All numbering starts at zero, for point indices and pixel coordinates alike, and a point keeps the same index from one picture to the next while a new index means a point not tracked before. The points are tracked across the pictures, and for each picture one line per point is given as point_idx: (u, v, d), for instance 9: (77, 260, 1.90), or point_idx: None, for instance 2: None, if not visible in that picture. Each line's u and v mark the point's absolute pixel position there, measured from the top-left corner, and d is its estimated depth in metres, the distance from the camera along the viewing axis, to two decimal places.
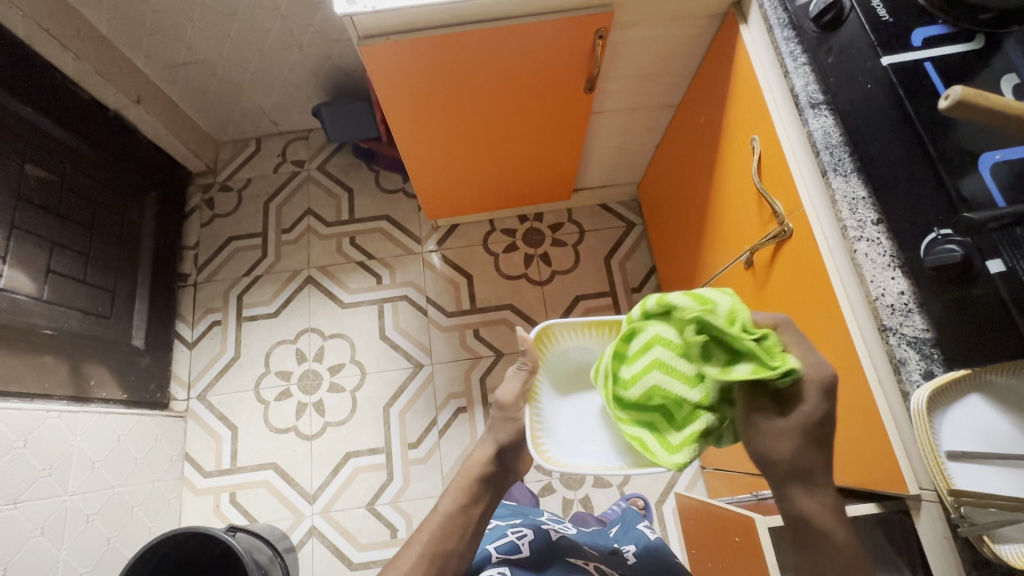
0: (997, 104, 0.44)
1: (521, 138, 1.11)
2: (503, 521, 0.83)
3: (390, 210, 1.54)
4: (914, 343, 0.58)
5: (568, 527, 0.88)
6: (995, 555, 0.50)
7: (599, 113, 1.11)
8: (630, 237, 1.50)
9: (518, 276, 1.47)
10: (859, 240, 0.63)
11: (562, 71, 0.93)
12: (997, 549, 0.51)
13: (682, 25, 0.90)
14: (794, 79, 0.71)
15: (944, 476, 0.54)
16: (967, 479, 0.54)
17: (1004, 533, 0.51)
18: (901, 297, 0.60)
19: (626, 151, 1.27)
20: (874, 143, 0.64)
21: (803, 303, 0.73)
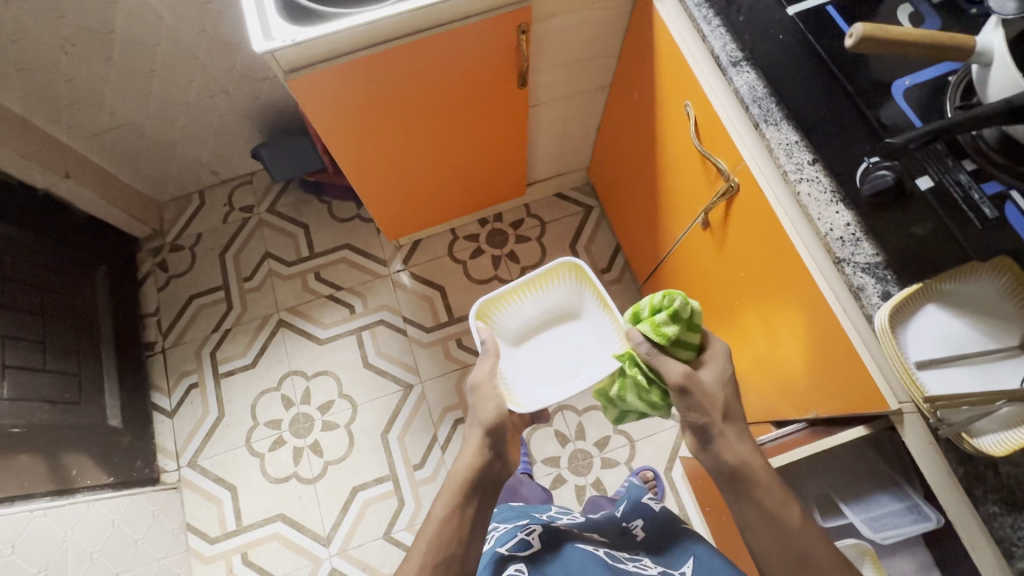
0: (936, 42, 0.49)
1: (465, 144, 1.12)
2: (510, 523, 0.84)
3: (350, 238, 1.52)
4: (869, 269, 0.62)
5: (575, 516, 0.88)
6: (975, 449, 0.53)
7: (537, 105, 1.12)
8: (590, 220, 1.52)
9: (489, 278, 1.48)
10: (800, 182, 0.66)
11: (495, 70, 0.94)
12: (976, 443, 0.54)
13: (599, 9, 0.92)
14: (712, 42, 0.75)
15: (918, 386, 0.56)
16: (937, 384, 0.57)
17: (980, 429, 0.54)
18: (848, 229, 0.64)
19: (570, 138, 1.30)
20: (794, 90, 0.68)
21: (763, 252, 0.76)
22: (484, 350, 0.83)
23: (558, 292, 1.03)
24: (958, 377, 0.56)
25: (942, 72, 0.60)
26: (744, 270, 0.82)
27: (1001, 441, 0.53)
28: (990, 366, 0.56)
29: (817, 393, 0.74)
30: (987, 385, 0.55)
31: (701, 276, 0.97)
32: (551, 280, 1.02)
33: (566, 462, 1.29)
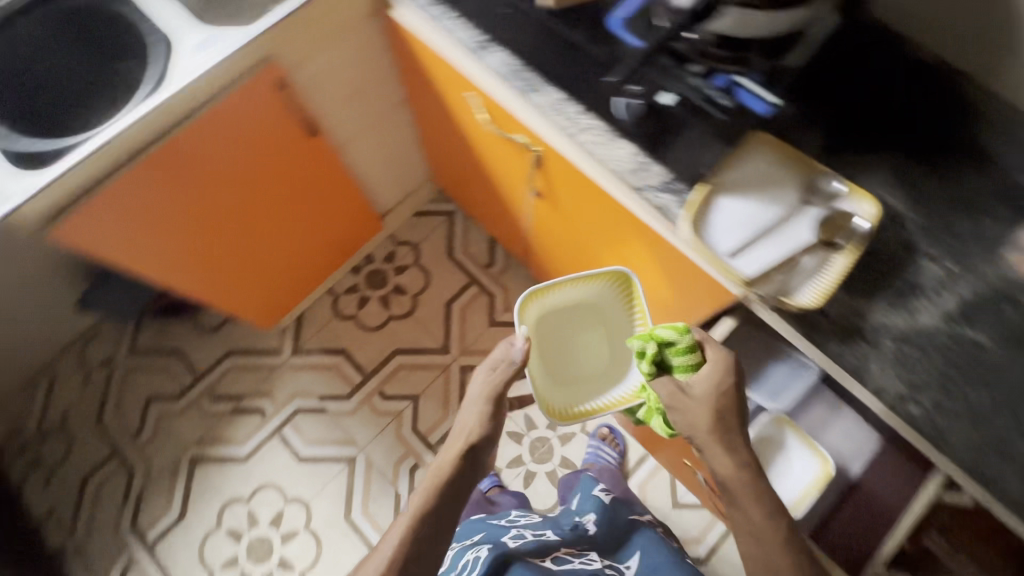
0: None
1: (291, 210, 1.08)
2: (462, 545, 0.85)
3: (230, 343, 1.43)
4: (667, 187, 0.64)
5: (532, 517, 0.95)
6: (799, 308, 0.58)
7: (346, 145, 1.11)
8: (457, 224, 1.53)
9: (385, 320, 1.45)
10: (580, 133, 0.67)
11: (276, 132, 0.92)
12: (798, 302, 0.59)
13: (350, 37, 0.92)
14: (457, 33, 0.73)
15: (738, 277, 0.60)
16: (752, 264, 0.60)
17: (794, 287, 0.60)
18: (636, 157, 0.65)
19: (397, 159, 1.29)
20: (536, 53, 0.70)
21: (586, 201, 0.80)
22: (500, 358, 0.81)
23: (596, 291, 0.89)
24: (762, 253, 0.60)
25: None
26: (583, 221, 0.86)
27: (812, 293, 0.59)
28: (779, 232, 0.61)
29: (685, 304, 0.79)
30: (789, 246, 0.60)
31: (557, 236, 1.02)
32: (595, 279, 0.86)
33: (529, 456, 1.30)
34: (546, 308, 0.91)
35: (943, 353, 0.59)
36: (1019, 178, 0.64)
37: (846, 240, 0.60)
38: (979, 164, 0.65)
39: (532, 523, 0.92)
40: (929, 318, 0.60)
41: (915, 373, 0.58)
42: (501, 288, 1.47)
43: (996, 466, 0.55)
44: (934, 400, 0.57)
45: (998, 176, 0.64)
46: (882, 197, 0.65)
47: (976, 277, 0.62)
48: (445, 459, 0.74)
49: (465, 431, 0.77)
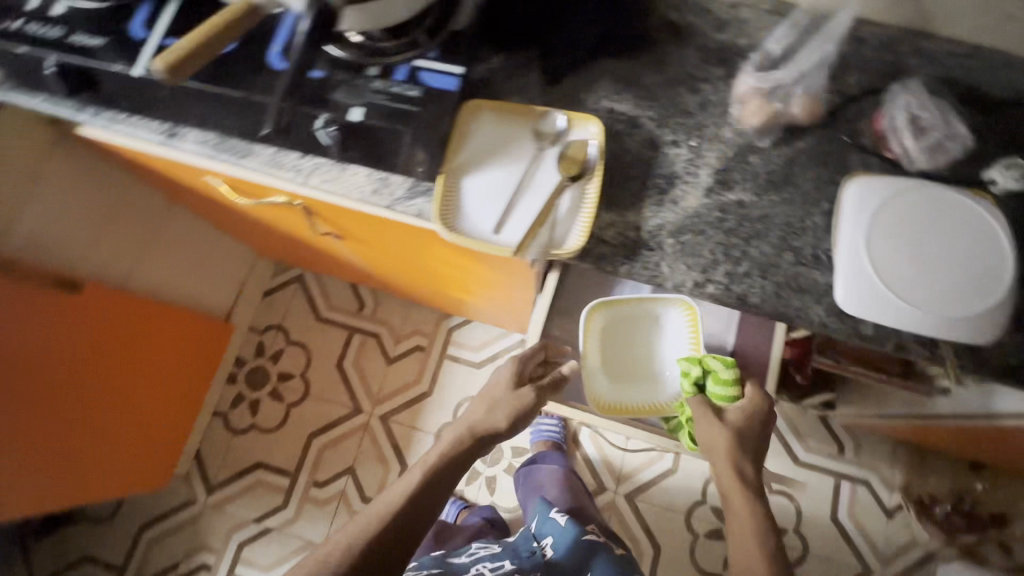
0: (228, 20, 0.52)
1: (104, 368, 0.99)
2: None
3: (138, 519, 1.30)
4: (415, 190, 0.61)
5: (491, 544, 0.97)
6: (572, 254, 0.58)
7: (130, 275, 1.02)
8: (310, 285, 1.46)
9: (285, 413, 1.37)
10: (311, 177, 0.62)
11: (22, 310, 0.82)
12: (569, 249, 0.58)
13: (52, 175, 0.81)
14: (138, 132, 0.63)
15: (508, 251, 0.58)
16: (517, 232, 0.59)
17: (560, 236, 0.58)
18: (374, 176, 0.60)
19: (204, 259, 1.19)
20: (219, 118, 0.63)
21: (371, 229, 0.78)
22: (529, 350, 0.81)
23: (671, 322, 0.88)
24: (519, 217, 0.59)
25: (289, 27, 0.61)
26: (387, 244, 0.84)
27: (578, 234, 0.58)
28: (528, 189, 0.60)
29: (506, 276, 0.80)
30: (542, 198, 0.60)
31: (383, 263, 0.99)
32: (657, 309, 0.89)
33: (482, 464, 1.29)
34: (611, 318, 0.89)
35: (717, 227, 0.61)
36: (712, 38, 0.68)
37: (587, 166, 0.59)
38: (677, 40, 0.68)
39: (492, 553, 0.94)
40: (694, 200, 0.62)
41: (701, 256, 0.60)
42: (382, 324, 1.42)
43: (798, 304, 0.59)
44: (726, 272, 0.60)
45: (697, 43, 0.67)
46: (611, 107, 0.66)
47: (718, 141, 0.64)
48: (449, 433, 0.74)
49: (486, 420, 0.73)
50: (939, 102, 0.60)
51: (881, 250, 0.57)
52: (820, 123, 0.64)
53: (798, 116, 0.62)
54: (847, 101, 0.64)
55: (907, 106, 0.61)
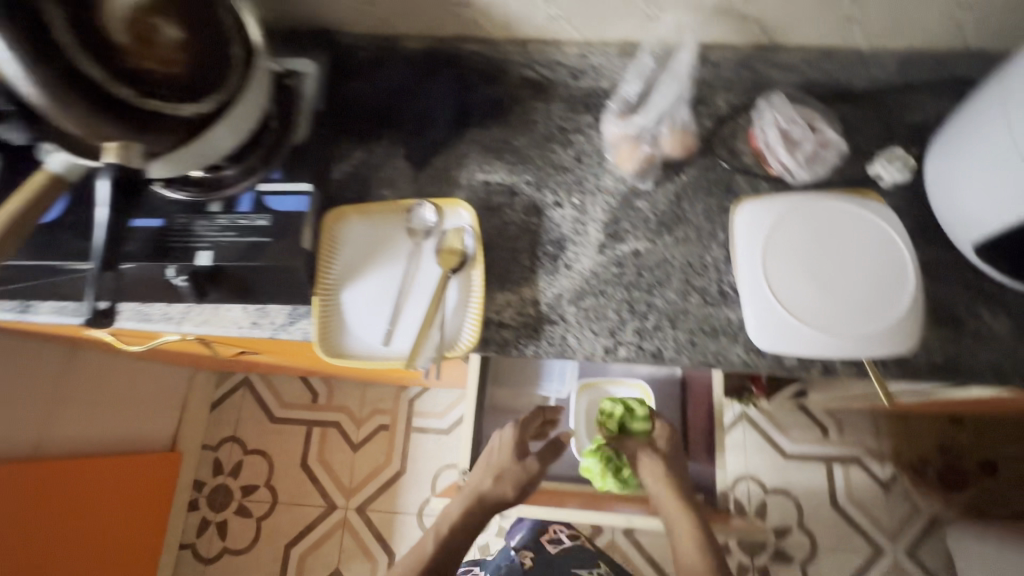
0: (20, 206, 0.44)
1: (33, 541, 0.94)
2: None
3: None
4: (296, 315, 0.58)
5: None
6: (465, 353, 0.54)
7: (36, 441, 0.95)
8: (258, 388, 1.39)
9: (256, 528, 1.29)
10: (183, 323, 0.59)
11: None
12: (461, 347, 0.54)
13: None
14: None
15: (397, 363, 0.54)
16: (406, 338, 0.55)
17: (452, 334, 0.55)
18: (248, 309, 0.59)
19: (126, 398, 1.12)
20: (60, 283, 0.55)
21: (278, 347, 0.73)
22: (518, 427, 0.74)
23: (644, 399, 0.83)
24: (405, 325, 0.55)
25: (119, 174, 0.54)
26: (302, 355, 0.79)
27: (469, 329, 0.55)
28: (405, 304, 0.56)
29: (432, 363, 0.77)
30: (427, 296, 0.56)
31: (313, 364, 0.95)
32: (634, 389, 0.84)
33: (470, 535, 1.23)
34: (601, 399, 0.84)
35: (617, 283, 0.58)
36: (574, 87, 0.64)
37: (466, 255, 0.57)
38: (540, 96, 0.64)
39: None
40: (588, 260, 0.59)
41: (607, 318, 0.57)
42: (340, 411, 1.36)
43: (714, 347, 0.56)
44: (635, 330, 0.57)
45: (559, 95, 0.64)
46: (485, 180, 0.63)
47: (601, 193, 0.61)
48: (456, 507, 0.68)
49: (494, 489, 0.67)
50: (805, 110, 0.59)
51: (779, 273, 0.54)
52: (697, 154, 0.62)
53: (673, 153, 0.60)
54: (718, 124, 0.62)
55: (777, 121, 0.59)
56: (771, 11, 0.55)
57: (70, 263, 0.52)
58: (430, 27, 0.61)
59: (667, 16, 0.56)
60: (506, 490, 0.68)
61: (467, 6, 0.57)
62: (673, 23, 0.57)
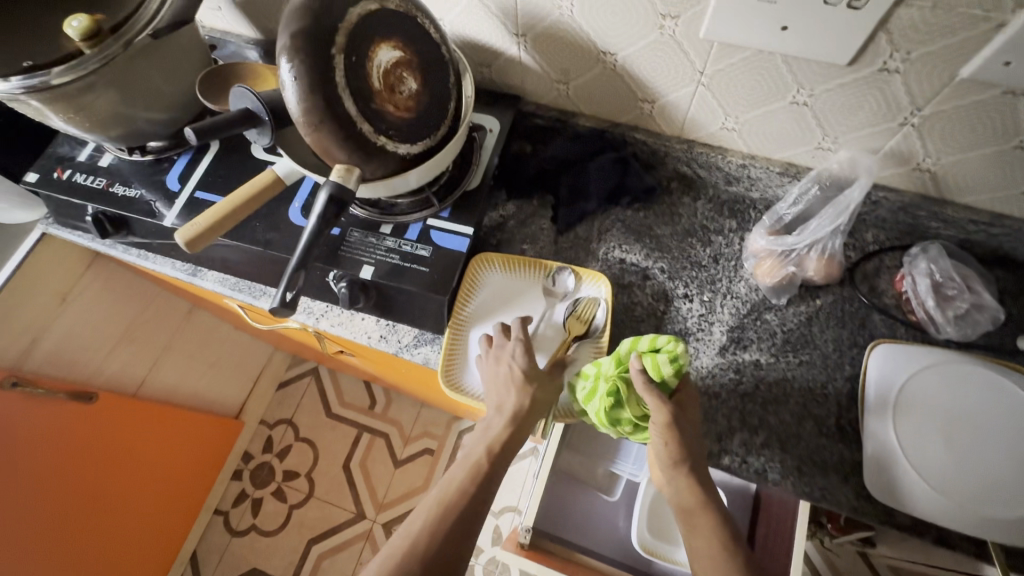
0: (248, 195, 0.52)
1: (122, 478, 0.98)
2: None
3: None
4: (421, 340, 0.63)
5: None
6: None
7: (144, 380, 1.02)
8: (324, 379, 1.45)
9: (287, 514, 1.32)
10: (320, 321, 0.65)
11: (36, 427, 0.81)
12: None
13: (83, 293, 0.88)
14: (168, 270, 0.69)
15: None
16: None
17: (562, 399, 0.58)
18: (380, 324, 0.64)
19: (219, 359, 1.20)
20: (235, 259, 0.63)
21: (382, 360, 0.78)
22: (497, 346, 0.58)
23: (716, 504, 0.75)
24: None
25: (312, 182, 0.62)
26: (396, 370, 0.83)
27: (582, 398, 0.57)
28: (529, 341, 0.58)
29: None
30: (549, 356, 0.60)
31: (395, 378, 0.99)
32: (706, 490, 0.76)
33: None
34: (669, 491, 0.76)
35: (732, 390, 0.58)
36: (722, 190, 0.68)
37: (594, 325, 0.60)
38: (688, 192, 0.69)
39: None
40: (708, 359, 0.60)
41: (716, 422, 0.57)
42: (392, 424, 1.40)
43: (824, 484, 0.54)
44: (743, 442, 0.56)
45: (707, 194, 0.68)
46: (621, 258, 0.66)
47: (732, 297, 0.63)
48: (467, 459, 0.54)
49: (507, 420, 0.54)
50: (965, 269, 0.58)
51: (910, 428, 0.52)
52: (837, 282, 0.63)
53: (814, 277, 0.61)
54: (864, 258, 0.63)
55: (931, 271, 0.58)
56: (954, 170, 0.55)
57: (254, 247, 0.58)
58: (609, 111, 0.66)
59: (842, 152, 0.57)
60: (515, 424, 0.54)
61: (652, 102, 0.62)
62: (846, 158, 0.57)
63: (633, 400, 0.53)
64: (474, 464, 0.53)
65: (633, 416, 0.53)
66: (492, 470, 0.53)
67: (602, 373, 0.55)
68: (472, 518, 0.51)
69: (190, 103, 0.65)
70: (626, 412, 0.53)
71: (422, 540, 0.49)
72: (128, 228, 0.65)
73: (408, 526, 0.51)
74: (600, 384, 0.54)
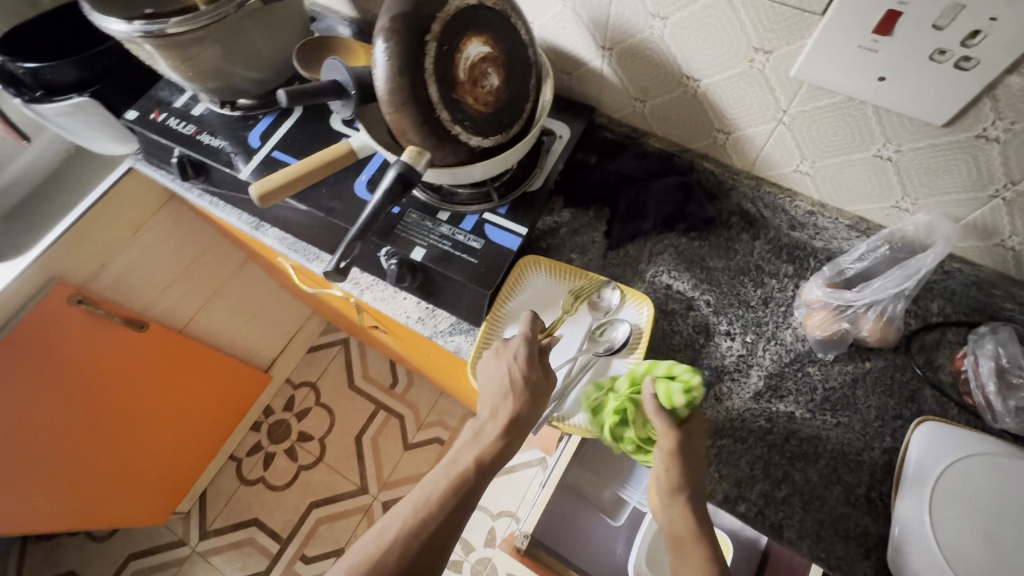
0: (323, 161, 0.55)
1: (149, 409, 1.03)
2: None
3: (129, 546, 1.31)
4: (456, 328, 0.64)
5: None
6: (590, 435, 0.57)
7: (191, 319, 1.07)
8: (352, 351, 1.49)
9: (295, 474, 1.36)
10: (363, 292, 0.67)
11: (90, 343, 0.87)
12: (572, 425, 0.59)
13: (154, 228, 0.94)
14: (235, 220, 0.73)
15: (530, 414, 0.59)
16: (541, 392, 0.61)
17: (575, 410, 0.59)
18: (420, 306, 0.65)
19: (262, 312, 1.25)
20: (297, 220, 0.66)
21: (414, 340, 0.79)
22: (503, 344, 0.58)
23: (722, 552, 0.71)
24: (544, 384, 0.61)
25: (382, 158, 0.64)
26: (424, 354, 0.84)
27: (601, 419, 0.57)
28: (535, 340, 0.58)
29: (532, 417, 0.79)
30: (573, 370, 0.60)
31: (422, 365, 0.99)
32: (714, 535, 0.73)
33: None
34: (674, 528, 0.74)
35: (761, 438, 0.56)
36: (784, 234, 0.66)
37: (620, 344, 0.60)
38: (747, 230, 0.67)
39: None
40: (740, 402, 0.58)
41: (738, 467, 0.56)
42: (409, 407, 1.42)
43: (841, 553, 0.52)
44: (762, 493, 0.54)
45: (766, 235, 0.67)
46: (668, 284, 0.65)
47: (776, 343, 0.61)
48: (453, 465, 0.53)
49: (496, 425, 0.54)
50: None
51: (945, 515, 0.49)
52: (890, 348, 0.60)
53: (868, 338, 0.58)
54: (924, 329, 0.60)
55: (997, 355, 0.55)
56: None
57: (317, 211, 0.61)
58: (681, 135, 0.65)
59: (920, 215, 0.55)
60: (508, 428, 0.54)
61: (727, 133, 0.61)
62: (923, 222, 0.54)
63: (640, 421, 0.53)
64: (462, 471, 0.52)
65: (637, 438, 0.53)
66: (479, 478, 0.52)
67: (618, 391, 0.56)
68: (454, 520, 0.50)
69: (284, 68, 0.68)
70: (632, 433, 0.53)
71: (398, 544, 0.48)
72: (206, 175, 0.69)
73: (388, 523, 0.50)
74: (613, 399, 0.55)
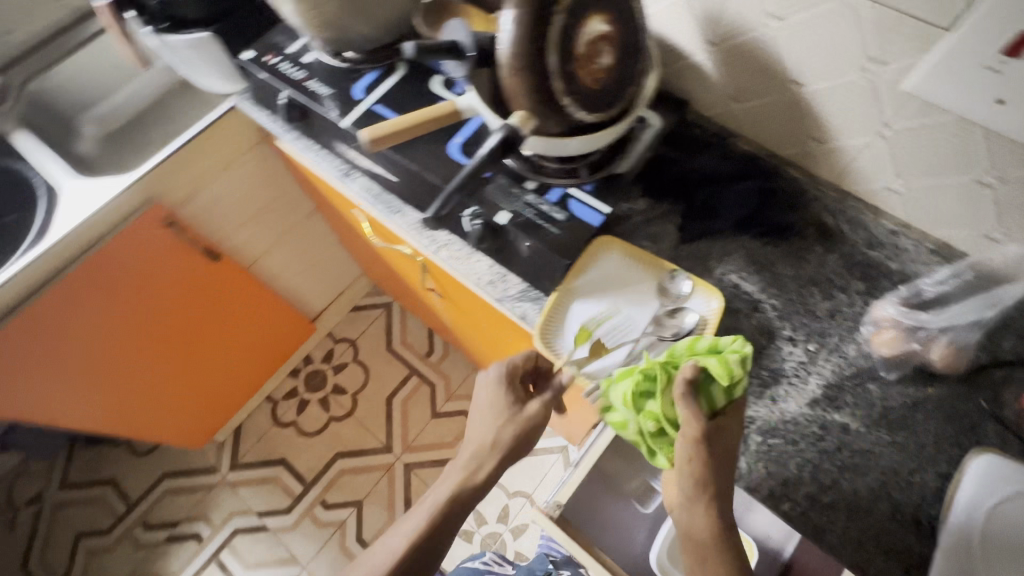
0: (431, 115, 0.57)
1: (207, 336, 1.10)
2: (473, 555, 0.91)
3: (165, 465, 1.39)
4: (524, 296, 0.64)
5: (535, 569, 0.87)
6: None
7: (257, 258, 1.13)
8: (394, 315, 1.54)
9: (325, 423, 1.42)
10: (438, 249, 0.67)
11: (170, 264, 0.93)
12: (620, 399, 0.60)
13: (239, 167, 0.98)
14: (322, 163, 0.74)
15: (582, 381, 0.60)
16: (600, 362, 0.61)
17: None
18: (493, 269, 0.65)
19: (319, 263, 1.30)
20: (388, 173, 0.69)
21: (475, 305, 0.79)
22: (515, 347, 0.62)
23: None
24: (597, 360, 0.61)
25: (478, 123, 0.67)
26: (477, 321, 0.86)
27: None
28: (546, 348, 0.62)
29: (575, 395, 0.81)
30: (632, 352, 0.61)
31: (468, 335, 1.01)
32: None
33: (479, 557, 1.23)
34: None
35: (812, 444, 0.57)
36: (861, 251, 0.64)
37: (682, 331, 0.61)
38: (823, 243, 0.65)
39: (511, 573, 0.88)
40: (796, 406, 0.59)
41: (785, 467, 0.57)
42: (441, 377, 1.45)
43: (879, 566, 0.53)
44: (806, 495, 0.56)
45: (842, 251, 0.64)
46: (737, 283, 0.65)
47: (839, 356, 0.61)
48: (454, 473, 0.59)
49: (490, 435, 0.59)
50: None
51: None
52: (958, 376, 0.59)
53: (937, 364, 0.58)
54: (995, 363, 0.59)
55: None
56: None
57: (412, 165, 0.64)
58: (771, 140, 0.66)
59: (1012, 247, 0.55)
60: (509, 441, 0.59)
61: (821, 142, 0.61)
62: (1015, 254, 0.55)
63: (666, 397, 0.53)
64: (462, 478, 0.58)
65: (659, 412, 0.53)
66: (481, 483, 0.58)
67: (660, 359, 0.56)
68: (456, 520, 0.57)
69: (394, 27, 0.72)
70: (654, 404, 0.53)
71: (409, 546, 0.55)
72: (308, 120, 0.74)
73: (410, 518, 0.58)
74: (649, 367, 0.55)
